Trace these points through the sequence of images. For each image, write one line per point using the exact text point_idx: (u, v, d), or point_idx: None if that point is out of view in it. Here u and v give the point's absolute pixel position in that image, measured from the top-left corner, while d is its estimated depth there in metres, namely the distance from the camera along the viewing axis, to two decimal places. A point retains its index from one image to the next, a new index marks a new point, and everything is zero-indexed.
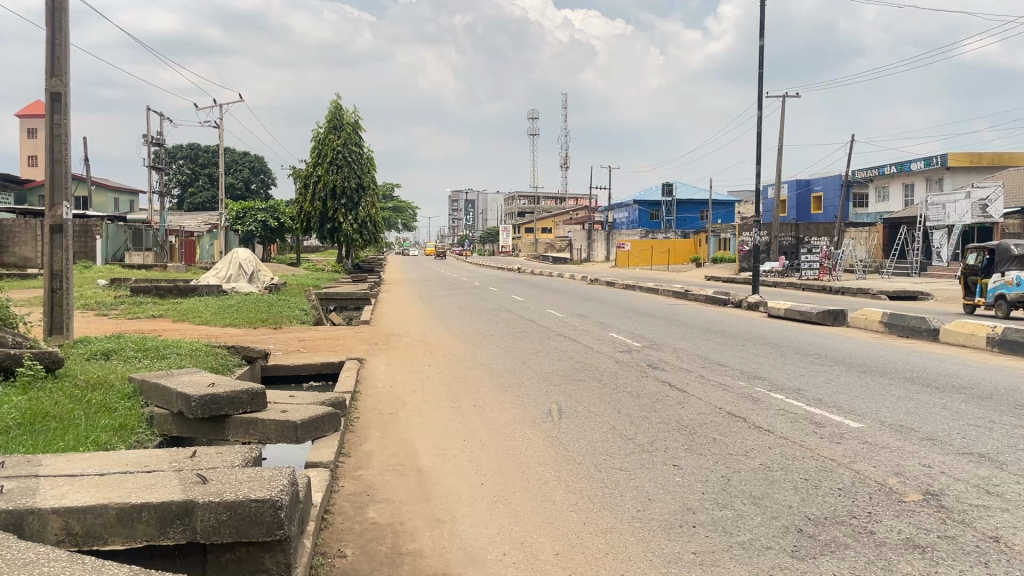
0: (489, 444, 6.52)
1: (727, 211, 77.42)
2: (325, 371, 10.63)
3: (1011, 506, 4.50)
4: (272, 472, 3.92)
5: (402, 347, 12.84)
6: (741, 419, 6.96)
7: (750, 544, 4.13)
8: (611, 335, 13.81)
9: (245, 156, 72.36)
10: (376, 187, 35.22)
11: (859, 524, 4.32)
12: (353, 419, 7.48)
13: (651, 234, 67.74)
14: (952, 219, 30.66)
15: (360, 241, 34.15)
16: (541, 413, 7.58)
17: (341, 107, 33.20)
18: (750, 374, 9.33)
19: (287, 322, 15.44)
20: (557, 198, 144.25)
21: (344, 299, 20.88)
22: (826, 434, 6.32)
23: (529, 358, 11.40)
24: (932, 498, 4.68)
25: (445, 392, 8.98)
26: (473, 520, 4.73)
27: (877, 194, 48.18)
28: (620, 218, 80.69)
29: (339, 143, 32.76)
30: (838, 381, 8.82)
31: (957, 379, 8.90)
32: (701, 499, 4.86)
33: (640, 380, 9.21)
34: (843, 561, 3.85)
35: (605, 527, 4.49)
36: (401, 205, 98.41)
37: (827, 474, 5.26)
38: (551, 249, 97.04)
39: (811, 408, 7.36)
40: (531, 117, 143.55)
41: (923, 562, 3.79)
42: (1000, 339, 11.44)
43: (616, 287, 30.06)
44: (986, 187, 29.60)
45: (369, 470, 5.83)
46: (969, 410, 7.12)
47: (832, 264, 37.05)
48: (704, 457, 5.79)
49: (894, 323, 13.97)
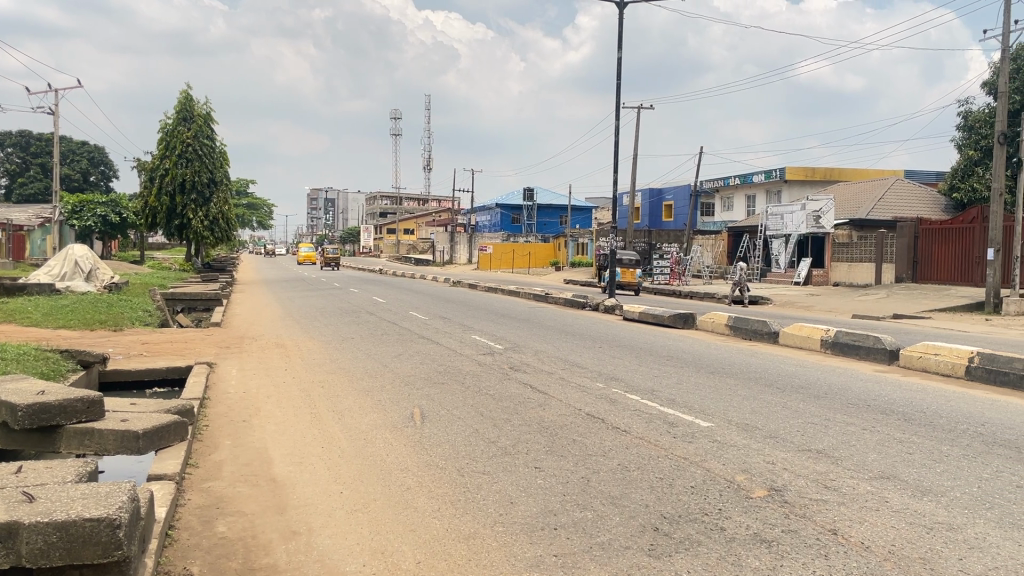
0: (347, 452, 6.30)
1: (585, 218, 79.64)
2: (171, 376, 10.04)
3: (846, 499, 4.81)
4: (109, 488, 3.62)
5: (255, 350, 12.32)
6: (599, 419, 7.12)
7: (609, 544, 4.20)
8: (474, 337, 13.86)
9: (84, 146, 68.08)
10: (229, 183, 33.70)
11: (710, 520, 4.49)
12: (200, 428, 7.00)
13: (512, 237, 68.64)
14: (790, 228, 34.58)
15: (211, 238, 32.60)
16: (403, 418, 7.44)
17: (191, 98, 31.51)
18: (607, 376, 9.58)
19: (129, 324, 14.49)
20: (419, 201, 143.79)
21: (192, 300, 19.87)
22: (679, 434, 6.53)
23: (390, 360, 11.19)
24: (776, 493, 4.94)
25: (299, 397, 8.62)
26: (332, 530, 4.57)
27: (723, 203, 50.79)
28: (482, 221, 81.14)
29: (189, 135, 31.06)
30: (687, 382, 9.18)
31: (795, 380, 9.48)
32: (561, 501, 4.91)
33: (502, 382, 9.25)
34: (697, 558, 3.98)
35: (468, 533, 4.44)
36: (257, 203, 94.91)
37: (681, 472, 5.45)
38: (413, 250, 96.68)
39: (664, 408, 7.61)
40: (394, 117, 142.96)
41: (771, 556, 3.97)
42: (832, 341, 12.32)
43: (477, 290, 29.94)
44: (818, 201, 32.35)
45: (219, 482, 5.53)
46: (808, 409, 7.57)
47: (682, 269, 37.60)
48: (565, 459, 5.86)
49: (738, 326, 14.72)
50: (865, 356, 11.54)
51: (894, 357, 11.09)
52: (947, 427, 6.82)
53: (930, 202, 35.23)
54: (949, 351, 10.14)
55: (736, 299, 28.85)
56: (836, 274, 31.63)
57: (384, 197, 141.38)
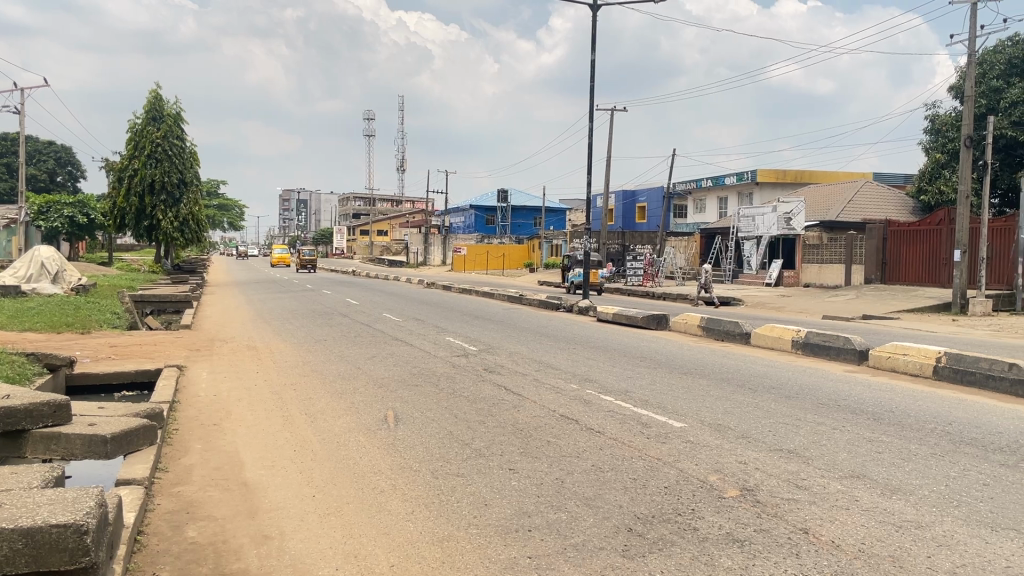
0: (320, 455, 6.25)
1: (559, 219, 79.84)
2: (140, 379, 9.89)
3: (817, 499, 4.86)
4: (76, 493, 3.56)
5: (226, 353, 12.20)
6: (574, 421, 7.13)
7: (583, 545, 4.21)
8: (448, 339, 13.83)
9: (51, 146, 66.96)
10: (199, 184, 33.34)
11: (683, 521, 4.51)
12: (170, 433, 6.93)
13: (486, 238, 68.61)
14: (762, 230, 34.94)
15: (181, 239, 32.23)
16: (376, 421, 7.39)
17: (161, 97, 31.12)
18: (581, 377, 9.59)
19: (97, 326, 14.28)
20: (393, 202, 143.20)
21: (161, 302, 19.61)
22: (652, 435, 6.56)
23: (363, 363, 11.13)
24: (748, 493, 4.98)
25: (271, 400, 8.53)
26: (304, 534, 4.53)
27: (695, 205, 51.15)
28: (456, 223, 81.02)
29: (159, 135, 30.67)
30: (661, 383, 9.22)
31: (767, 380, 9.57)
32: (535, 503, 4.91)
33: (477, 384, 9.23)
34: (670, 558, 4.00)
35: (442, 535, 4.42)
36: (228, 204, 93.94)
37: (654, 473, 5.47)
38: (387, 252, 96.18)
39: (638, 409, 7.65)
40: (368, 118, 142.27)
41: (743, 556, 4.00)
42: (803, 341, 12.45)
43: (451, 292, 29.86)
44: (790, 203, 32.73)
45: (190, 486, 5.45)
46: (779, 409, 7.64)
47: (655, 271, 37.49)
48: (539, 460, 5.86)
49: (711, 327, 14.83)
50: (835, 356, 11.68)
51: (864, 357, 11.23)
52: (916, 426, 6.93)
53: (899, 205, 35.73)
54: (918, 351, 10.28)
55: (700, 300, 29.31)
56: (806, 275, 31.98)
57: (357, 198, 140.61)
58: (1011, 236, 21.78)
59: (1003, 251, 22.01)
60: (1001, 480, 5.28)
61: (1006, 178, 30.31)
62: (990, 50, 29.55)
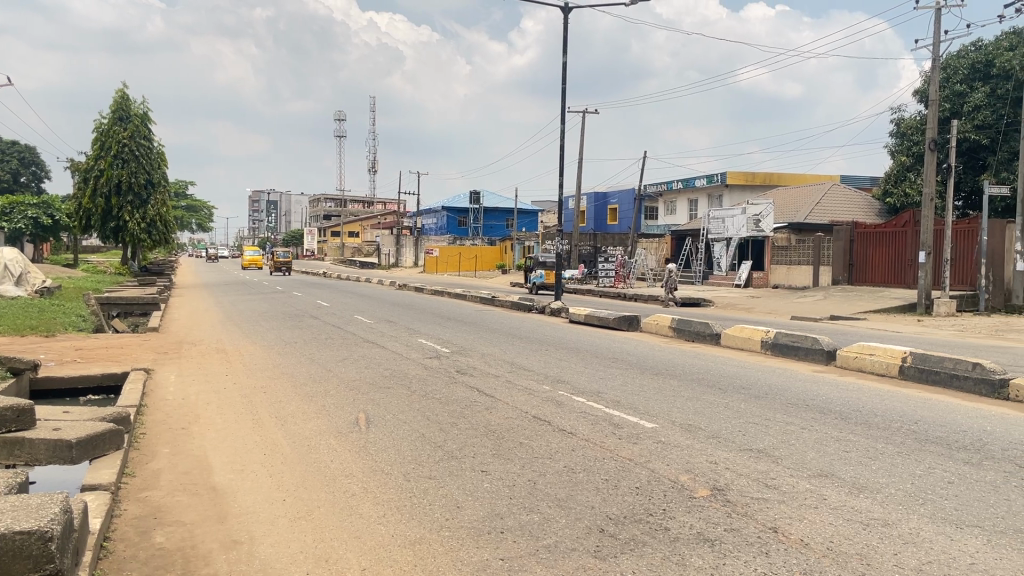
0: (290, 458, 6.19)
1: (531, 221, 79.97)
2: (107, 384, 9.73)
3: (786, 498, 4.91)
4: (40, 500, 3.49)
5: (195, 355, 12.06)
6: (546, 422, 7.14)
7: (555, 546, 4.21)
8: (420, 340, 13.79)
9: (14, 146, 65.68)
10: (167, 184, 32.91)
11: (655, 521, 4.54)
12: (137, 437, 6.82)
13: (459, 240, 68.48)
14: (732, 232, 35.22)
15: (148, 241, 31.78)
16: (347, 423, 7.33)
17: (128, 97, 30.64)
18: (553, 378, 9.61)
19: (62, 329, 14.04)
20: (364, 203, 142.43)
21: (128, 304, 19.33)
22: (624, 435, 6.58)
23: (334, 365, 11.05)
24: (718, 493, 5.02)
25: (241, 403, 8.44)
26: (274, 538, 4.49)
27: (666, 207, 51.49)
28: (428, 224, 80.81)
29: (126, 135, 30.23)
30: (633, 384, 9.27)
31: (738, 380, 9.65)
32: (508, 504, 4.92)
33: (449, 386, 9.22)
34: (641, 559, 4.02)
35: (415, 538, 4.40)
36: (197, 205, 92.75)
37: (626, 473, 5.50)
38: (358, 254, 95.77)
39: (609, 410, 7.68)
40: (338, 119, 141.25)
41: (713, 555, 4.03)
42: (772, 342, 12.59)
43: (424, 294, 29.75)
44: (759, 205, 33.15)
45: (157, 491, 5.38)
46: (748, 409, 7.72)
47: (626, 273, 37.72)
48: (512, 462, 5.86)
49: (682, 328, 14.93)
50: (804, 357, 11.82)
51: (832, 357, 11.39)
52: (883, 425, 7.04)
53: (866, 207, 36.24)
54: (884, 351, 10.44)
55: (665, 298, 29.57)
56: (775, 276, 32.32)
57: (328, 199, 139.61)
58: (974, 237, 22.18)
59: (966, 253, 22.42)
60: (966, 477, 5.37)
61: (970, 181, 30.86)
62: (954, 55, 30.09)
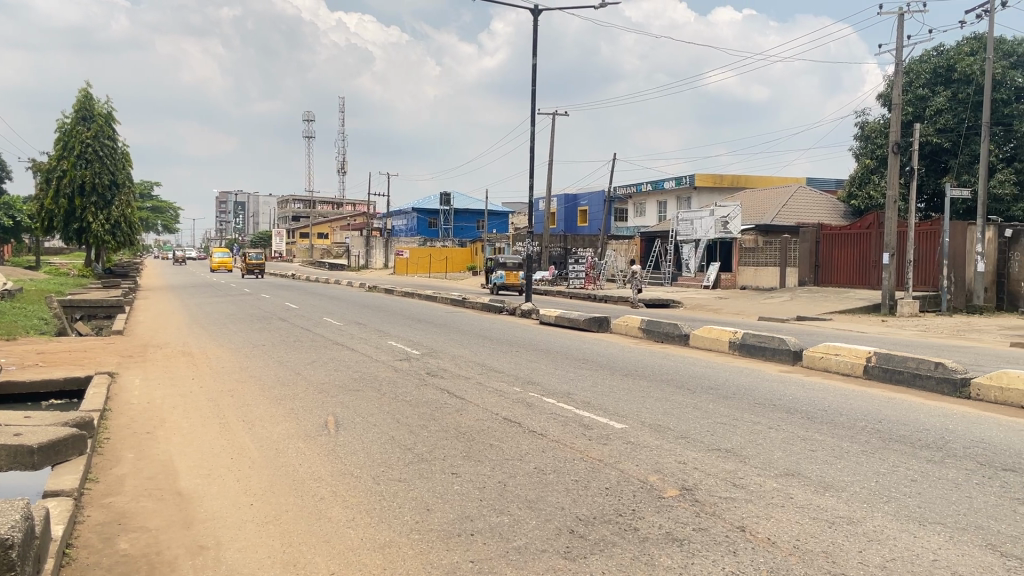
0: (257, 462, 6.13)
1: (502, 223, 80.02)
2: (69, 388, 9.56)
3: (753, 497, 4.96)
4: (1, 506, 3.43)
5: (160, 358, 11.89)
6: (516, 424, 7.14)
7: (525, 548, 4.21)
8: (389, 343, 13.73)
9: None
10: (132, 185, 32.43)
11: (624, 521, 4.56)
12: (100, 442, 6.70)
13: (429, 242, 68.30)
14: (699, 234, 35.49)
15: (113, 242, 31.28)
16: (316, 427, 7.27)
17: (91, 96, 30.16)
18: (524, 380, 9.61)
19: (23, 332, 13.77)
20: (334, 204, 141.46)
21: (92, 307, 19.02)
22: (594, 437, 6.61)
23: (302, 368, 10.96)
24: (687, 493, 5.06)
25: (208, 407, 8.34)
26: (242, 544, 4.44)
27: (636, 209, 51.79)
28: (398, 226, 80.50)
29: (89, 135, 29.71)
30: (603, 385, 9.30)
31: (706, 381, 9.74)
32: (478, 506, 4.91)
33: (419, 388, 9.19)
34: (611, 559, 4.04)
35: (384, 542, 4.38)
36: (162, 206, 91.42)
37: (595, 474, 5.52)
38: (328, 255, 95.12)
39: (579, 411, 7.70)
40: (307, 119, 140.16)
41: (682, 554, 4.06)
42: (739, 342, 12.72)
43: (394, 296, 29.63)
44: (727, 206, 33.40)
45: (121, 497, 5.29)
46: (716, 409, 7.80)
47: (596, 274, 37.98)
48: (482, 464, 5.85)
49: (651, 329, 15.03)
50: (771, 357, 11.95)
51: (798, 357, 11.54)
52: (848, 424, 7.14)
53: (831, 209, 36.76)
54: (849, 351, 10.59)
55: (632, 297, 29.85)
56: (743, 277, 32.62)
57: (297, 200, 138.41)
58: (936, 239, 22.62)
59: (929, 254, 22.83)
60: (929, 475, 5.47)
61: (932, 183, 31.44)
62: (917, 60, 30.77)
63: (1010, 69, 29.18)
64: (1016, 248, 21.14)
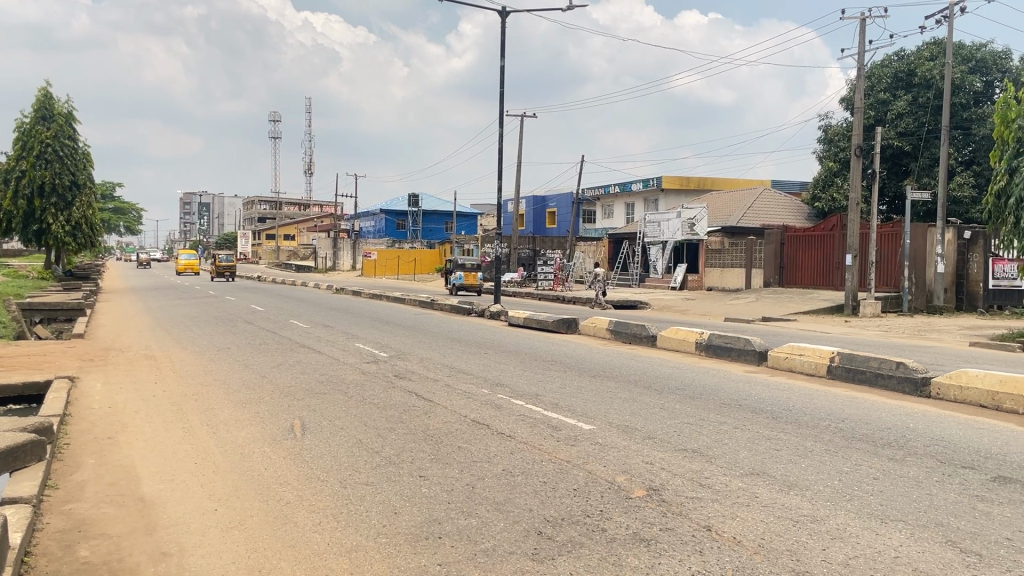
0: (222, 467, 6.05)
1: (471, 224, 79.94)
2: (28, 393, 9.36)
3: (719, 497, 5.00)
4: None
5: (122, 362, 11.70)
6: (485, 426, 7.13)
7: (493, 550, 4.21)
8: (357, 345, 13.63)
9: None
10: (93, 186, 31.86)
11: (592, 522, 4.57)
12: (60, 448, 6.57)
13: (397, 243, 68.00)
14: (666, 236, 35.78)
15: (74, 244, 30.68)
16: (282, 430, 7.19)
17: (51, 95, 29.60)
18: (492, 382, 9.60)
19: None
20: (301, 205, 140.19)
21: (51, 310, 18.63)
22: (562, 438, 6.62)
23: (268, 370, 10.85)
24: (654, 493, 5.09)
25: (171, 411, 8.22)
26: (205, 550, 4.38)
27: (604, 211, 52.03)
28: (366, 227, 80.04)
29: (48, 135, 29.14)
30: (571, 386, 9.33)
31: (673, 381, 9.80)
32: (445, 509, 4.89)
33: (387, 391, 9.14)
34: (579, 560, 4.05)
35: (351, 546, 4.35)
36: (125, 207, 89.92)
37: (563, 475, 5.53)
38: (294, 257, 94.16)
39: (547, 412, 7.72)
40: (274, 120, 138.80)
41: (649, 555, 4.09)
42: (706, 343, 12.82)
43: (361, 298, 29.43)
44: (693, 209, 33.92)
45: (82, 503, 5.19)
46: (683, 410, 7.86)
47: (564, 275, 38.24)
48: (450, 466, 5.84)
49: (619, 330, 15.10)
50: (737, 357, 12.08)
51: (763, 357, 11.67)
52: (812, 424, 7.23)
53: (796, 211, 37.25)
54: (813, 351, 10.73)
55: (597, 298, 30.07)
56: (710, 278, 32.89)
57: (263, 201, 136.95)
58: (897, 240, 23.05)
59: (891, 256, 23.24)
60: (891, 473, 5.57)
61: (893, 186, 31.99)
62: (878, 64, 31.19)
63: (968, 74, 29.77)
64: (975, 249, 21.67)
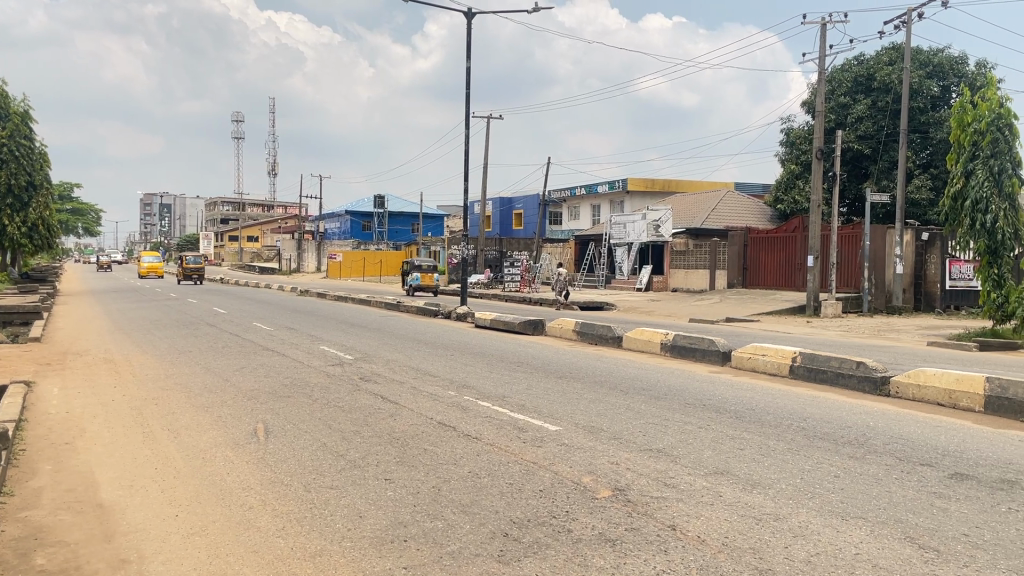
0: (183, 472, 5.95)
1: (437, 226, 79.79)
2: None
3: (684, 496, 5.04)
4: None
5: (80, 366, 11.47)
6: (451, 428, 7.11)
7: (459, 553, 4.19)
8: (322, 348, 13.51)
9: None
10: (50, 187, 31.22)
11: (557, 523, 4.58)
12: (15, 454, 6.41)
13: (363, 245, 67.61)
14: (631, 238, 36.00)
15: (30, 246, 30.02)
16: (245, 434, 7.10)
17: (6, 94, 28.96)
18: (458, 384, 9.58)
19: None
20: (265, 207, 138.68)
21: (6, 314, 18.19)
22: (529, 439, 6.63)
23: (231, 374, 10.70)
24: (620, 493, 5.11)
25: (131, 416, 8.07)
26: (166, 557, 4.30)
27: (570, 213, 52.25)
28: (331, 229, 79.44)
29: (3, 134, 28.49)
30: (537, 388, 9.34)
31: (639, 382, 9.86)
32: (411, 512, 4.86)
33: (353, 393, 9.06)
34: (545, 561, 4.06)
35: (315, 551, 4.30)
36: (83, 208, 88.17)
37: (529, 476, 5.53)
38: (257, 258, 93.08)
39: (513, 413, 7.72)
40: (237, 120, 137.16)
41: (614, 555, 4.10)
42: (671, 344, 12.92)
43: (326, 300, 29.19)
44: (658, 210, 33.91)
45: (38, 510, 5.07)
46: (648, 410, 7.92)
47: (531, 277, 38.32)
48: (416, 469, 5.81)
49: (585, 331, 15.17)
50: (701, 357, 12.19)
51: (727, 357, 11.80)
52: (775, 423, 7.32)
53: (759, 213, 37.72)
54: (775, 351, 10.87)
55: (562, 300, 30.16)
56: (675, 279, 33.05)
57: (226, 203, 135.21)
58: (857, 242, 23.45)
59: (851, 257, 23.63)
60: (851, 471, 5.66)
61: (853, 188, 32.56)
62: (839, 69, 31.72)
63: (926, 78, 30.39)
64: (932, 250, 22.14)
